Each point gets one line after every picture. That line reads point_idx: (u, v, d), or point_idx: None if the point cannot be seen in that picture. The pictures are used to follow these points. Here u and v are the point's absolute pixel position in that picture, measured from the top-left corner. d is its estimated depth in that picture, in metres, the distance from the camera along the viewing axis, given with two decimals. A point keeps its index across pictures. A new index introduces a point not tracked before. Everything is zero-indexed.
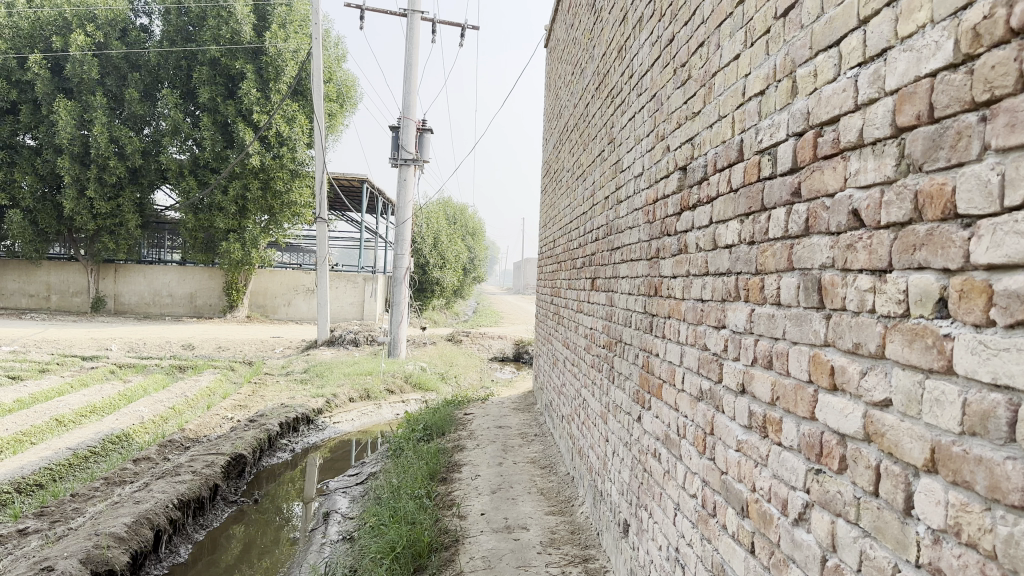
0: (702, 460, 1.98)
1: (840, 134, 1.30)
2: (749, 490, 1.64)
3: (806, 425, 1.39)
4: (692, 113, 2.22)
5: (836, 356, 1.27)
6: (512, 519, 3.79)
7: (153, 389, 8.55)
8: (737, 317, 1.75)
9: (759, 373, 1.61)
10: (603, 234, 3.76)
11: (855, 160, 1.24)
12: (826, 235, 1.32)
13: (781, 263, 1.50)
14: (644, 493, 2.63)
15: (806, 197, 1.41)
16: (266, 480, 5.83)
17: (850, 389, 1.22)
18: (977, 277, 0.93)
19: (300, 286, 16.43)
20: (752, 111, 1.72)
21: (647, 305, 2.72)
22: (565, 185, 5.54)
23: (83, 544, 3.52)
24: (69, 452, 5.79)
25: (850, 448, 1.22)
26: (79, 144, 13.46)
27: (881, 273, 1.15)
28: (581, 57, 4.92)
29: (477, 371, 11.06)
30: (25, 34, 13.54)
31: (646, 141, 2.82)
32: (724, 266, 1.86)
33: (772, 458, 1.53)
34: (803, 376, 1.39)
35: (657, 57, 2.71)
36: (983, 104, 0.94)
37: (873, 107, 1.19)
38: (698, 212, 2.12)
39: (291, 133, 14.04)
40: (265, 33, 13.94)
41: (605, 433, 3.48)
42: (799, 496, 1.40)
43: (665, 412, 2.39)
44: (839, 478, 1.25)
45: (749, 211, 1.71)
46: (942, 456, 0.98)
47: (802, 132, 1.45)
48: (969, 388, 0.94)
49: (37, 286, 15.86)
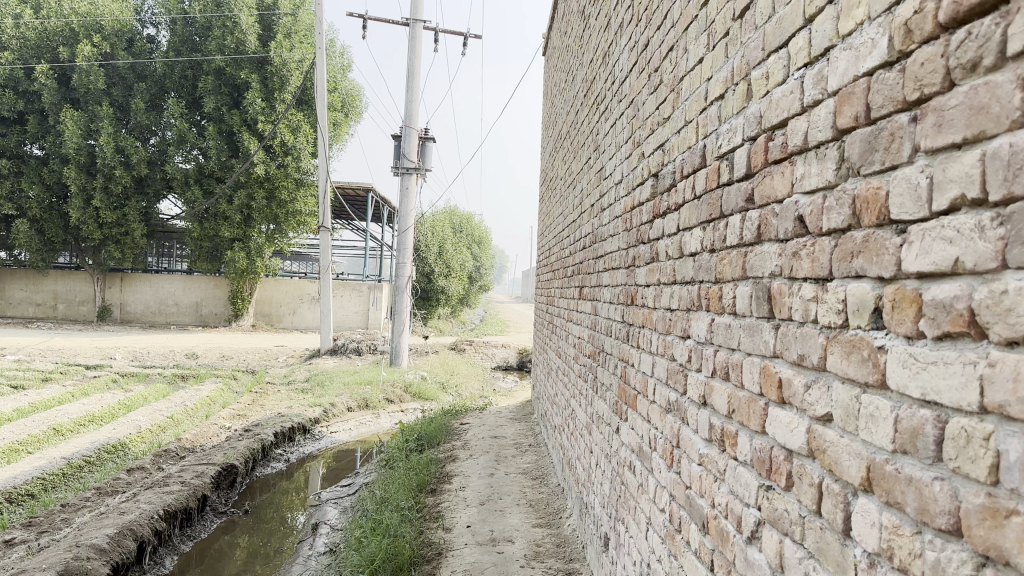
0: (670, 474, 1.92)
1: (788, 138, 1.25)
2: (709, 505, 1.59)
3: (757, 439, 1.34)
4: (663, 119, 2.17)
5: (783, 368, 1.22)
6: (498, 531, 3.74)
7: (153, 398, 8.53)
8: (699, 327, 1.70)
9: (718, 385, 1.56)
10: (589, 243, 3.71)
11: (801, 164, 1.19)
12: (775, 242, 1.27)
13: (736, 271, 1.45)
14: (621, 506, 2.58)
15: (758, 204, 1.37)
16: (260, 491, 5.79)
17: (796, 402, 1.17)
18: (909, 285, 0.88)
19: (305, 295, 16.44)
20: (713, 115, 1.67)
21: (625, 314, 2.67)
22: (559, 194, 5.49)
23: (62, 556, 3.49)
24: (63, 462, 5.76)
25: (796, 464, 1.17)
26: (86, 155, 13.53)
27: (823, 281, 1.10)
28: (573, 64, 4.88)
29: (478, 380, 11.02)
30: (32, 44, 13.63)
31: (625, 148, 2.78)
32: (689, 274, 1.81)
33: (728, 474, 1.48)
34: (755, 388, 1.34)
35: (634, 63, 2.66)
36: (914, 104, 0.89)
37: (817, 109, 1.14)
38: (667, 220, 2.07)
39: (296, 143, 14.08)
40: (271, 43, 13.97)
41: (589, 444, 3.43)
42: (751, 514, 1.34)
43: (639, 423, 2.34)
44: (786, 495, 1.20)
45: (710, 218, 1.66)
46: (877, 475, 0.93)
47: (755, 136, 1.41)
48: (901, 403, 0.89)
49: (44, 296, 15.94)
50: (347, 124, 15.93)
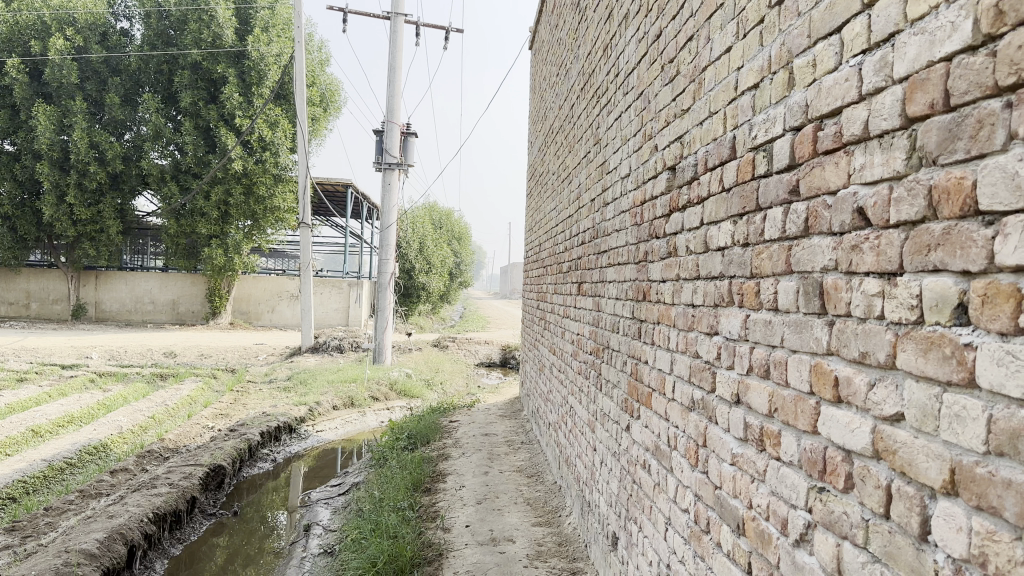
0: (695, 474, 1.88)
1: (842, 127, 1.21)
2: (745, 507, 1.55)
3: (807, 439, 1.29)
4: (681, 111, 2.13)
5: (840, 365, 1.18)
6: (498, 530, 3.68)
7: (133, 398, 8.37)
8: (731, 323, 1.66)
9: (755, 383, 1.51)
10: (589, 238, 3.67)
11: (859, 155, 1.15)
12: (828, 236, 1.23)
13: (778, 265, 1.41)
14: (633, 506, 2.53)
15: (804, 195, 1.32)
16: (247, 492, 5.69)
17: (857, 401, 1.13)
18: (1003, 281, 0.84)
19: (284, 292, 16.24)
20: (745, 106, 1.63)
21: (635, 310, 2.63)
22: (550, 188, 5.44)
23: (51, 562, 3.38)
24: (44, 464, 5.61)
25: (857, 465, 1.13)
26: (59, 150, 13.26)
27: (890, 275, 1.06)
28: (565, 58, 4.83)
29: (463, 377, 10.94)
30: (3, 38, 13.34)
31: (634, 141, 2.73)
32: (716, 270, 1.76)
33: (769, 474, 1.43)
34: (804, 387, 1.30)
35: (644, 54, 2.61)
36: (1008, 89, 0.85)
37: (880, 97, 1.10)
38: (688, 214, 2.02)
39: (274, 138, 13.89)
40: (248, 37, 13.76)
41: (592, 442, 3.38)
42: (800, 516, 1.30)
43: (655, 421, 2.29)
44: (844, 498, 1.16)
45: (743, 212, 1.62)
46: (964, 478, 0.89)
47: (799, 126, 1.36)
48: (995, 403, 0.85)
49: (17, 294, 15.62)
50: (326, 119, 15.77)
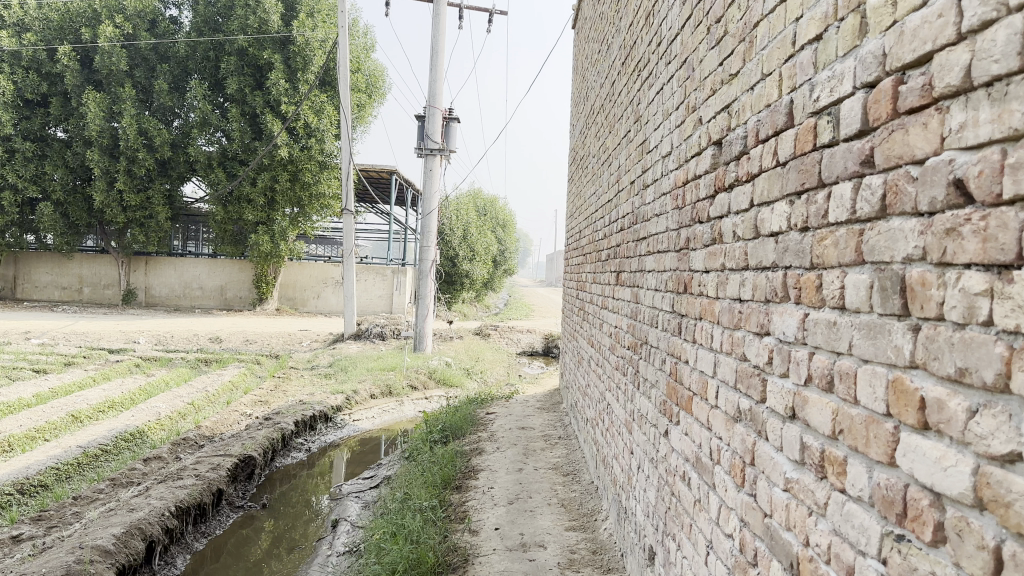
0: (740, 496, 1.62)
1: (933, 77, 0.95)
2: (801, 544, 1.29)
3: (881, 471, 1.03)
4: (730, 76, 1.85)
5: (928, 384, 0.92)
6: (528, 535, 3.45)
7: (174, 384, 8.35)
8: (786, 323, 1.39)
9: (815, 397, 1.25)
10: (628, 223, 3.39)
11: (957, 112, 0.89)
12: (913, 217, 0.97)
13: (846, 254, 1.15)
14: (671, 520, 2.27)
15: (881, 166, 1.07)
16: (280, 482, 5.57)
17: (953, 432, 0.87)
18: None
19: (329, 278, 16.23)
20: (805, 62, 1.36)
21: (675, 304, 2.36)
22: (591, 172, 5.17)
23: (65, 559, 3.26)
24: (79, 450, 5.55)
25: (949, 514, 0.87)
26: (109, 137, 13.38)
27: (1001, 268, 0.80)
28: (607, 32, 4.53)
29: (504, 367, 10.79)
30: (55, 26, 13.51)
31: (676, 114, 2.46)
32: (768, 259, 1.50)
33: (832, 508, 1.17)
34: (878, 406, 1.04)
35: (688, 17, 2.34)
36: None
37: (988, 32, 0.84)
38: (734, 194, 1.76)
39: (319, 125, 13.82)
40: (294, 22, 13.62)
41: (629, 444, 3.13)
42: (872, 567, 1.04)
43: (696, 429, 2.03)
44: (933, 554, 0.90)
45: (802, 188, 1.35)
46: None
47: (875, 82, 1.10)
48: None
49: (70, 279, 15.89)
50: (371, 106, 15.64)
